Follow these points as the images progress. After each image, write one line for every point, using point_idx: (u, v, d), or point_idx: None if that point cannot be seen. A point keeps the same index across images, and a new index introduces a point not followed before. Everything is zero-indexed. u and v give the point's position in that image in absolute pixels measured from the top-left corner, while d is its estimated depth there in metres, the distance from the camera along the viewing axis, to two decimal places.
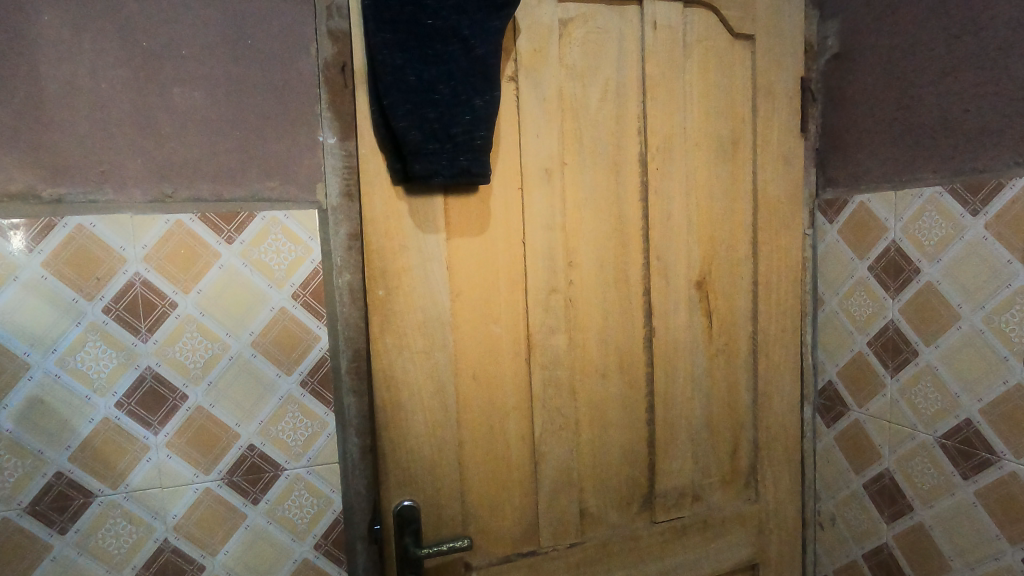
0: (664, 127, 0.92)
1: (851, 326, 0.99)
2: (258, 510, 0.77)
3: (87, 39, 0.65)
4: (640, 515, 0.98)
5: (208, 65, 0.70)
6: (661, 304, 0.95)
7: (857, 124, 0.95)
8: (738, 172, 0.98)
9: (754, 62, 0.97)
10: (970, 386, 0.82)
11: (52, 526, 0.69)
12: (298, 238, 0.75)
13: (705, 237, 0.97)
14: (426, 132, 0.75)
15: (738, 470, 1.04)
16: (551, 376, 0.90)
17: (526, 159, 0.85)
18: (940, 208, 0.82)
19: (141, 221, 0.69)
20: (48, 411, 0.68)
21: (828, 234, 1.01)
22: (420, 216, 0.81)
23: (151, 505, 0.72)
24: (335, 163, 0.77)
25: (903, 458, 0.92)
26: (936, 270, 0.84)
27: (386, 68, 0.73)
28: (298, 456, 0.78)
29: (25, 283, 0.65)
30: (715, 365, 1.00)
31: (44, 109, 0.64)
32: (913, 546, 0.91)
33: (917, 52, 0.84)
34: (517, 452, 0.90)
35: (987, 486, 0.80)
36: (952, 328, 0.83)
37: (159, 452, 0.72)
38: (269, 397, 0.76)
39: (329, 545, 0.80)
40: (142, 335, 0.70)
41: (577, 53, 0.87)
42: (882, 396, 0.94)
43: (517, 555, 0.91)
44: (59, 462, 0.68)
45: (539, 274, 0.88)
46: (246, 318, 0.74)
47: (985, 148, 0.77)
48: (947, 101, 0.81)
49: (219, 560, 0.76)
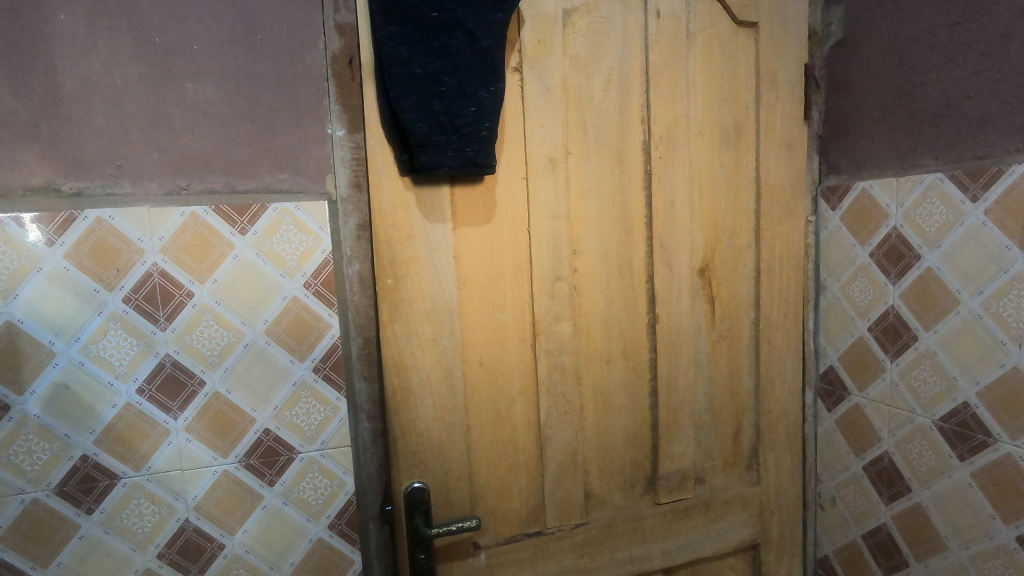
0: (667, 116, 0.93)
1: (851, 312, 1.00)
2: (275, 491, 0.80)
3: (102, 36, 0.67)
4: (644, 497, 1.00)
5: (219, 60, 0.71)
6: (663, 292, 0.97)
7: (859, 111, 0.95)
8: (741, 160, 0.99)
9: (757, 50, 0.97)
10: (967, 370, 0.83)
11: (79, 507, 0.72)
12: (309, 228, 0.77)
13: (709, 225, 0.98)
14: (432, 123, 0.77)
15: (739, 453, 1.06)
16: (556, 362, 0.92)
17: (531, 149, 0.86)
18: (941, 194, 0.83)
19: (157, 214, 0.71)
20: (73, 396, 0.71)
21: (831, 221, 1.02)
22: (427, 206, 0.83)
23: (173, 487, 0.75)
24: (343, 155, 0.78)
25: (902, 440, 0.93)
26: (936, 256, 0.85)
27: (393, 61, 0.75)
28: (312, 440, 0.81)
29: (48, 275, 0.68)
30: (717, 351, 1.02)
31: (62, 105, 0.66)
32: (910, 525, 0.94)
33: (920, 38, 0.84)
34: (523, 435, 0.92)
35: (983, 467, 0.82)
36: (951, 313, 0.84)
37: (179, 436, 0.75)
38: (284, 383, 0.79)
39: (343, 525, 0.83)
40: (161, 324, 0.73)
41: (581, 43, 0.87)
42: (881, 380, 0.96)
43: (523, 536, 0.94)
44: (84, 445, 0.71)
45: (544, 263, 0.89)
46: (260, 306, 0.77)
47: (985, 135, 0.78)
48: (948, 88, 0.81)
49: (238, 539, 0.79)
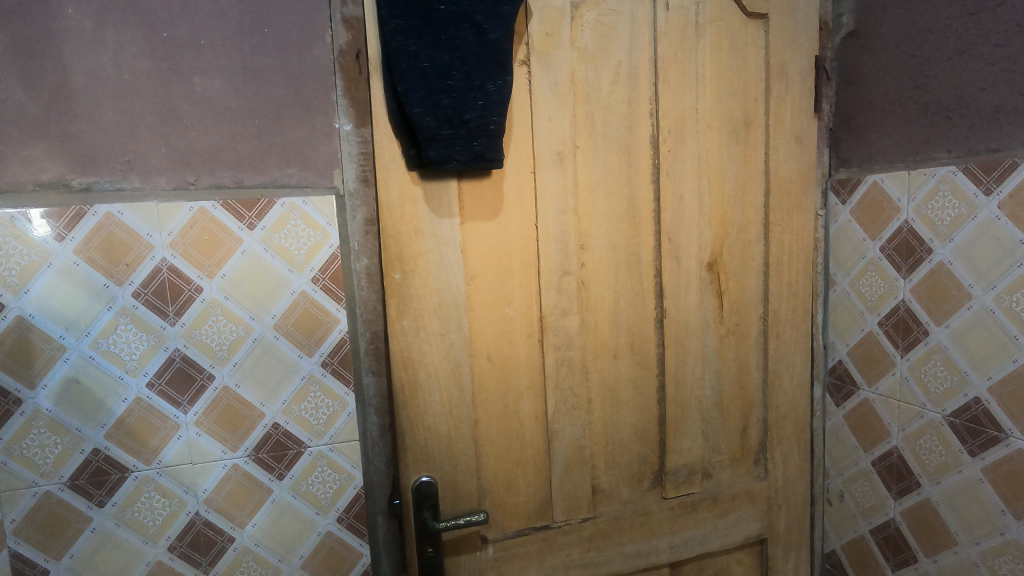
0: (676, 109, 0.92)
1: (861, 307, 0.99)
2: (283, 485, 0.80)
3: (109, 31, 0.67)
4: (651, 491, 1.00)
5: (227, 54, 0.71)
6: (672, 286, 0.96)
7: (871, 103, 0.94)
8: (750, 154, 0.98)
9: (767, 42, 0.96)
10: (979, 365, 0.82)
11: (91, 500, 0.72)
12: (317, 223, 0.77)
13: (717, 219, 0.97)
14: (440, 117, 0.76)
15: (747, 448, 1.06)
16: (564, 356, 0.92)
17: (538, 143, 0.86)
18: (954, 187, 0.82)
19: (166, 208, 0.71)
20: (84, 391, 0.71)
21: (840, 215, 1.01)
22: (435, 200, 0.83)
23: (183, 480, 0.76)
24: (351, 149, 0.78)
25: (912, 435, 0.93)
26: (949, 250, 0.84)
27: (400, 55, 0.74)
28: (320, 434, 0.81)
29: (58, 270, 0.68)
30: (725, 346, 1.01)
31: (71, 100, 0.66)
32: (920, 521, 0.93)
33: (933, 30, 0.83)
34: (531, 430, 0.92)
35: (994, 463, 0.82)
36: (964, 308, 0.83)
37: (189, 430, 0.75)
38: (292, 377, 0.79)
39: (351, 518, 0.84)
40: (170, 319, 0.73)
41: (589, 35, 0.87)
42: (891, 375, 0.95)
43: (531, 530, 0.94)
44: (95, 438, 0.72)
45: (552, 257, 0.89)
46: (268, 301, 0.77)
47: (999, 127, 0.77)
48: (962, 80, 0.80)
49: (248, 532, 0.79)
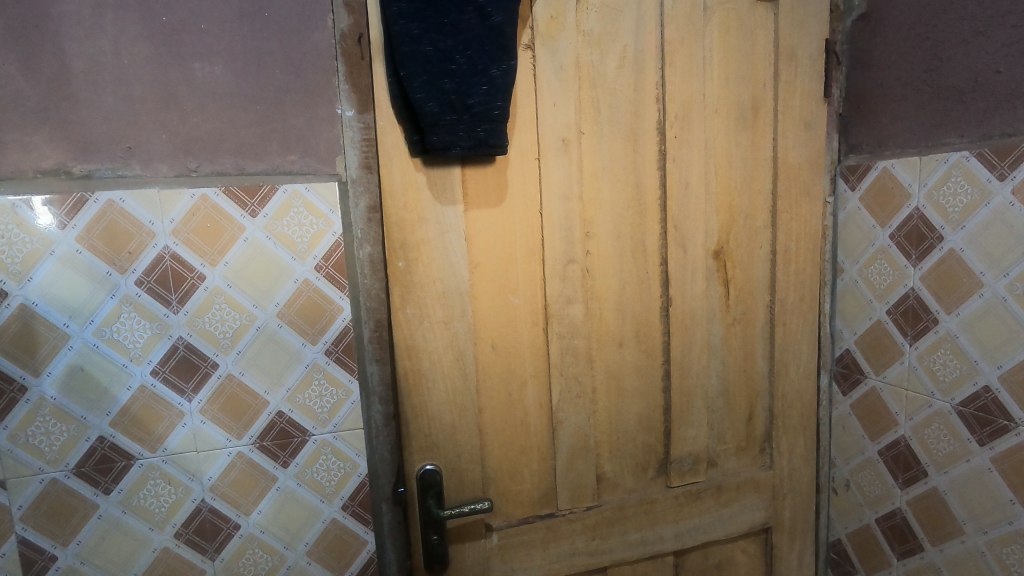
0: (683, 94, 0.91)
1: (870, 295, 0.98)
2: (288, 473, 0.80)
3: (108, 15, 0.66)
4: (656, 479, 1.00)
5: (227, 39, 0.70)
6: (677, 274, 0.95)
7: (882, 87, 0.92)
8: (758, 139, 0.96)
9: (776, 25, 0.94)
10: (989, 354, 0.81)
11: (98, 487, 0.73)
12: (319, 211, 0.77)
13: (724, 206, 0.96)
14: (443, 103, 0.75)
15: (753, 436, 1.06)
16: (568, 345, 0.91)
17: (543, 128, 0.85)
18: (966, 173, 0.81)
19: (167, 196, 0.71)
20: (89, 378, 0.71)
21: (849, 201, 1.00)
22: (438, 187, 0.82)
23: (189, 468, 0.76)
24: (353, 136, 0.77)
25: (920, 425, 0.92)
26: (960, 237, 0.83)
27: (403, 39, 0.73)
28: (325, 422, 0.81)
29: (61, 257, 0.68)
30: (731, 334, 1.01)
31: (70, 85, 0.65)
32: (927, 509, 0.93)
33: (948, 11, 0.81)
34: (536, 418, 0.92)
35: (1002, 452, 0.81)
36: (975, 296, 0.82)
37: (193, 418, 0.75)
38: (296, 365, 0.79)
39: (356, 506, 0.84)
40: (174, 307, 0.73)
41: (595, 19, 0.85)
42: (900, 363, 0.94)
43: (536, 517, 0.94)
44: (101, 426, 0.72)
45: (557, 245, 0.88)
46: (271, 289, 0.76)
47: (1014, 111, 0.75)
48: (977, 62, 0.78)
49: (253, 519, 0.80)
